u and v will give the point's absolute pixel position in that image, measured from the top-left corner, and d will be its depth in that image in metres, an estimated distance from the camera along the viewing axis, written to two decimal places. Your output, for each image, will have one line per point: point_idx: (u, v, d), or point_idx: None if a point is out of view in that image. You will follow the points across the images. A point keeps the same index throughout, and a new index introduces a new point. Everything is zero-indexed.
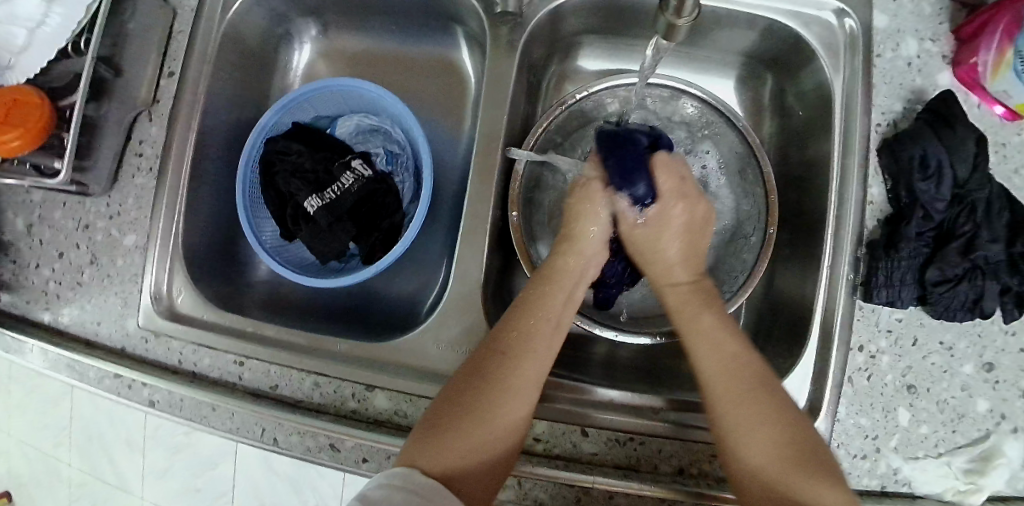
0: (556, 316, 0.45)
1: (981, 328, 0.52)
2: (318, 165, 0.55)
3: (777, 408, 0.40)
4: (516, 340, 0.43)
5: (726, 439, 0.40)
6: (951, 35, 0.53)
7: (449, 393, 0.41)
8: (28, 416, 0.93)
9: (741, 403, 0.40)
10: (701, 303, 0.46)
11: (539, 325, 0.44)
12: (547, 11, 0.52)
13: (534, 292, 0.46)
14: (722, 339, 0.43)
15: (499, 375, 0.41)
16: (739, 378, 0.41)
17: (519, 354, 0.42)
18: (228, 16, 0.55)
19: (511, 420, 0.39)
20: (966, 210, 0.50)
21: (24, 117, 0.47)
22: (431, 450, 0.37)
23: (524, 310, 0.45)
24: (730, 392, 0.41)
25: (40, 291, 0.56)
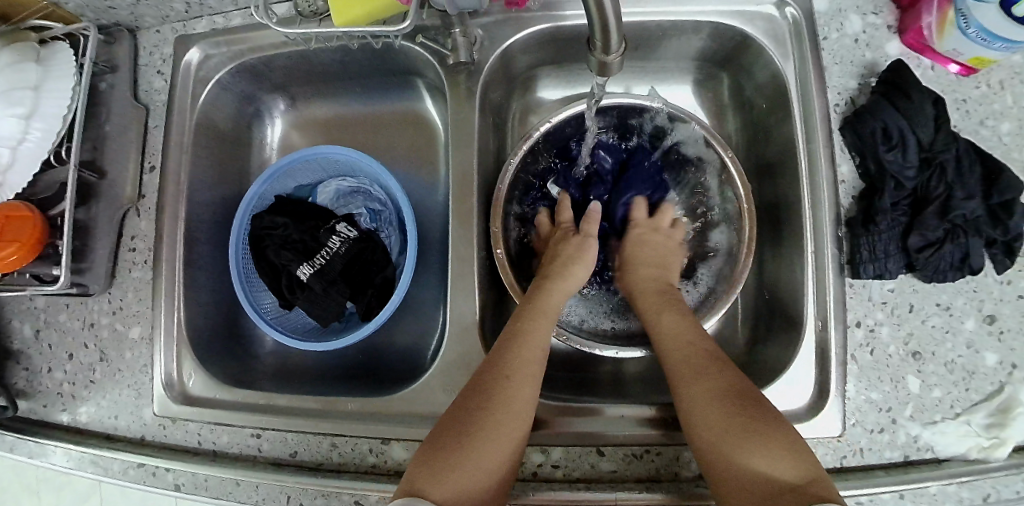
0: (546, 348, 0.47)
1: (975, 283, 0.52)
2: (305, 234, 0.57)
3: (725, 381, 0.43)
4: (513, 364, 0.45)
5: (682, 401, 0.44)
6: (892, 6, 0.55)
7: (456, 413, 0.42)
8: None
9: (699, 384, 0.44)
10: (661, 308, 0.52)
11: (535, 354, 0.46)
12: (498, 51, 0.54)
13: (516, 325, 0.48)
14: (678, 325, 0.49)
15: (488, 402, 0.42)
16: (696, 359, 0.46)
17: (518, 381, 0.44)
18: (198, 105, 0.58)
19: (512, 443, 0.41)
20: (936, 172, 0.51)
21: (16, 232, 0.48)
22: (439, 470, 0.39)
23: (521, 339, 0.47)
24: (686, 361, 0.46)
25: (55, 394, 0.57)
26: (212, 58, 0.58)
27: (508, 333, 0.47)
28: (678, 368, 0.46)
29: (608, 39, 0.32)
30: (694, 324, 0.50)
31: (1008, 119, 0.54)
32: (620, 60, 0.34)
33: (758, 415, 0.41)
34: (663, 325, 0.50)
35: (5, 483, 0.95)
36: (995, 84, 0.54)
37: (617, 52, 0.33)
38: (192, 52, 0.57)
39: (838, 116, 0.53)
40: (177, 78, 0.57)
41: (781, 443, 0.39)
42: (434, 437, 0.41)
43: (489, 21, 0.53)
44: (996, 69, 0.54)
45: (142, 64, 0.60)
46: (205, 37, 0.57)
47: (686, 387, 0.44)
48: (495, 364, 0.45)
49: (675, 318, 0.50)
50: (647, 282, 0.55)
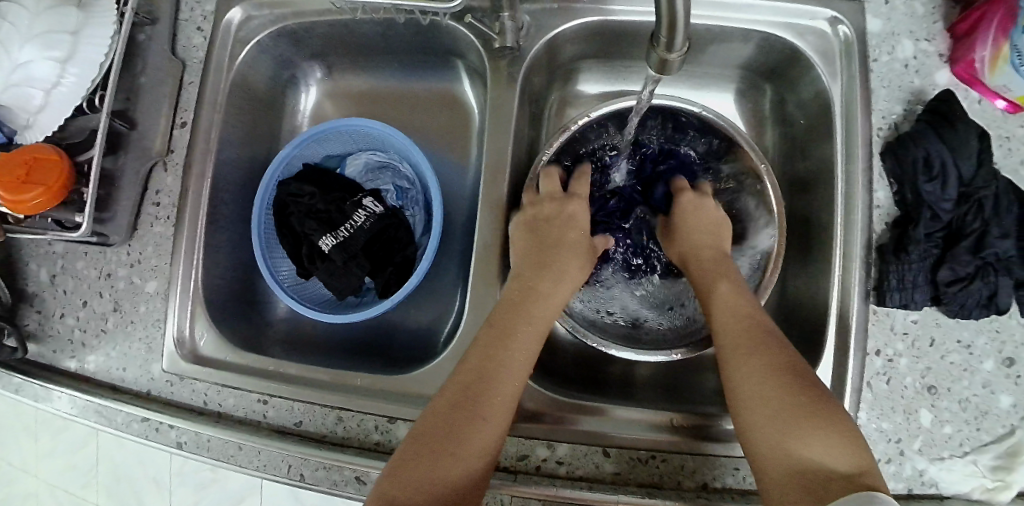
0: (528, 338, 0.45)
1: (998, 323, 0.52)
2: (330, 205, 0.57)
3: (771, 352, 0.43)
4: (484, 359, 0.43)
5: (739, 383, 0.42)
6: (946, 34, 0.54)
7: (427, 419, 0.40)
8: (58, 456, 0.95)
9: (732, 339, 0.45)
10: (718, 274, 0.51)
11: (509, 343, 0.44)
12: (544, 41, 0.53)
13: (497, 325, 0.44)
14: (732, 296, 0.48)
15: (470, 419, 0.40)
16: (750, 335, 0.44)
17: (488, 379, 0.42)
18: (235, 65, 0.57)
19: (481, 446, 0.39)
20: (974, 208, 0.49)
21: (44, 176, 0.47)
22: (401, 482, 0.37)
23: (499, 329, 0.44)
24: (739, 338, 0.44)
25: (66, 339, 0.57)
26: (254, 20, 0.57)
27: (492, 329, 0.44)
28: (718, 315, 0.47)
29: (674, 36, 0.31)
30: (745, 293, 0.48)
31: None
32: (680, 60, 0.34)
33: (819, 401, 0.39)
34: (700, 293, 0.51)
35: (10, 421, 0.97)
36: None
37: (680, 52, 0.32)
38: (233, 11, 0.57)
39: (880, 140, 0.53)
40: (217, 36, 0.57)
41: (839, 437, 0.37)
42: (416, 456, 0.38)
43: (537, 9, 0.52)
44: None
45: (183, 19, 0.59)
46: None
47: (714, 299, 0.49)
48: (477, 372, 0.42)
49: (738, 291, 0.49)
50: (704, 244, 0.54)
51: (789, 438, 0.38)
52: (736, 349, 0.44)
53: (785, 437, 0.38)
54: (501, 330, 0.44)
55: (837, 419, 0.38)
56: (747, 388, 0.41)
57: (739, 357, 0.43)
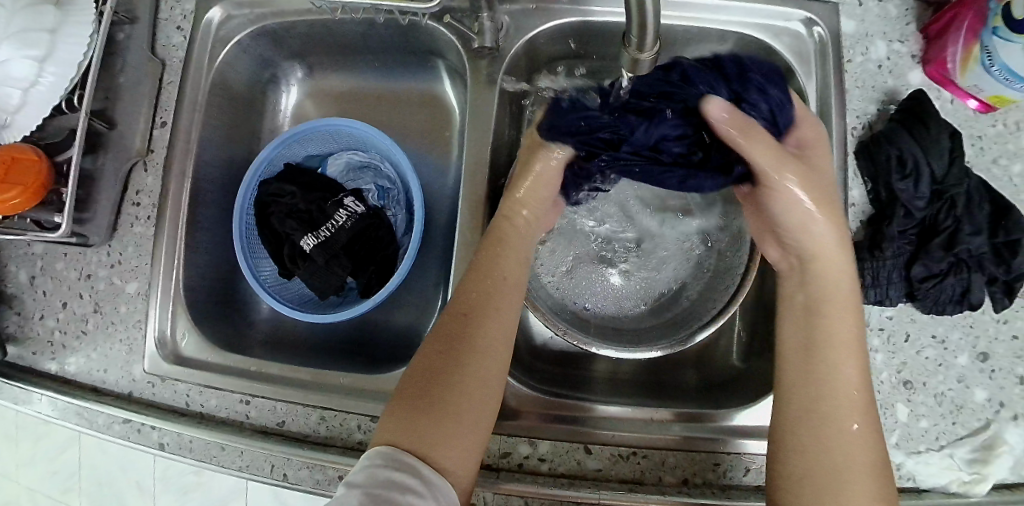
0: (514, 276, 0.48)
1: (972, 319, 0.53)
2: (312, 204, 0.57)
3: (868, 429, 0.40)
4: (472, 301, 0.45)
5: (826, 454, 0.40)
6: (919, 35, 0.55)
7: (421, 363, 0.43)
8: (39, 461, 0.94)
9: (834, 403, 0.41)
10: (847, 311, 0.44)
11: (496, 284, 0.47)
12: (523, 41, 0.54)
13: (475, 276, 0.47)
14: (850, 342, 0.43)
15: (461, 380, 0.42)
16: (860, 406, 0.41)
17: (480, 320, 0.44)
18: (216, 64, 0.57)
19: (482, 383, 0.42)
20: (946, 205, 0.50)
21: (21, 175, 0.47)
22: (409, 427, 0.40)
23: (483, 272, 0.47)
24: (851, 405, 0.41)
25: (45, 341, 0.56)
26: (234, 19, 0.57)
27: (476, 270, 0.47)
28: (830, 369, 0.42)
29: (643, 35, 0.32)
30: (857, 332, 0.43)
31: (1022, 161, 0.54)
32: (650, 59, 0.35)
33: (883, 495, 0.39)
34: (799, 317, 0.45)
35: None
36: (1012, 124, 0.54)
37: (651, 52, 0.33)
38: (213, 11, 0.57)
39: (854, 139, 0.54)
40: (197, 36, 0.57)
41: None
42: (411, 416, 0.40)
43: (517, 10, 0.54)
44: (1013, 109, 0.54)
45: (162, 19, 0.59)
46: None
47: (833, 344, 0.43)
48: (456, 328, 0.44)
49: (856, 337, 0.43)
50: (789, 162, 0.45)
51: None
52: (841, 422, 0.40)
53: None
54: (480, 289, 0.46)
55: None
56: (837, 469, 0.39)
57: (845, 431, 0.40)
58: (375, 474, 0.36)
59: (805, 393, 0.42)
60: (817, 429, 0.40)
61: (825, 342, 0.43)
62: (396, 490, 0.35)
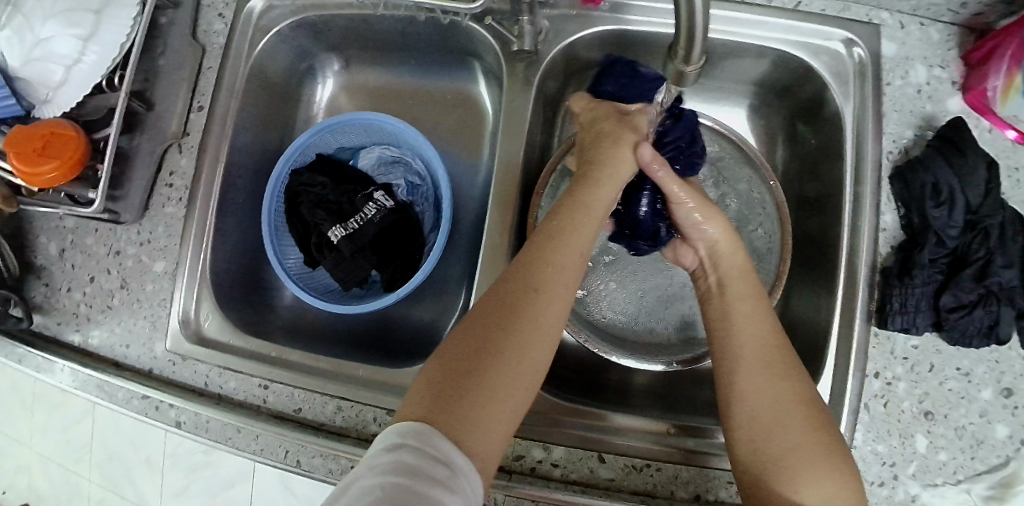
0: (582, 252, 0.44)
1: (998, 354, 0.52)
2: (342, 196, 0.58)
3: (804, 403, 0.39)
4: (540, 270, 0.41)
5: (753, 414, 0.40)
6: (960, 62, 0.54)
7: (466, 330, 0.38)
8: (54, 430, 0.96)
9: (785, 412, 0.39)
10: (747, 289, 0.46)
11: (560, 257, 0.42)
12: (559, 47, 0.55)
13: (540, 244, 0.43)
14: (754, 314, 0.44)
15: (503, 348, 0.37)
16: (777, 363, 0.41)
17: (541, 291, 0.40)
18: (255, 52, 0.58)
19: (531, 357, 0.38)
20: (979, 237, 0.49)
21: (61, 150, 0.47)
22: (447, 396, 0.34)
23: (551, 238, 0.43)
24: (762, 362, 0.41)
25: (71, 313, 0.57)
26: (276, 9, 0.58)
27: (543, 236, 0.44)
28: (727, 333, 0.44)
29: (691, 48, 0.31)
30: (782, 343, 0.43)
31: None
32: (696, 71, 0.34)
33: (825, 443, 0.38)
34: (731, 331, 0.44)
35: (7, 393, 0.98)
36: None
37: (697, 64, 0.33)
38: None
39: (890, 164, 0.52)
40: (239, 23, 0.57)
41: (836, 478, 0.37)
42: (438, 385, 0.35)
43: (556, 14, 0.54)
44: None
45: (205, 4, 0.59)
46: None
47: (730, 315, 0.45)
48: (514, 294, 0.40)
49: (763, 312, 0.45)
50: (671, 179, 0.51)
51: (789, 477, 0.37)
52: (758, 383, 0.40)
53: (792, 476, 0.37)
54: (546, 254, 0.42)
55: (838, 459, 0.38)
56: (767, 428, 0.39)
57: (768, 390, 0.40)
58: (410, 462, 0.29)
59: (756, 408, 0.39)
60: (740, 393, 0.41)
61: (730, 315, 0.45)
62: (435, 483, 0.28)
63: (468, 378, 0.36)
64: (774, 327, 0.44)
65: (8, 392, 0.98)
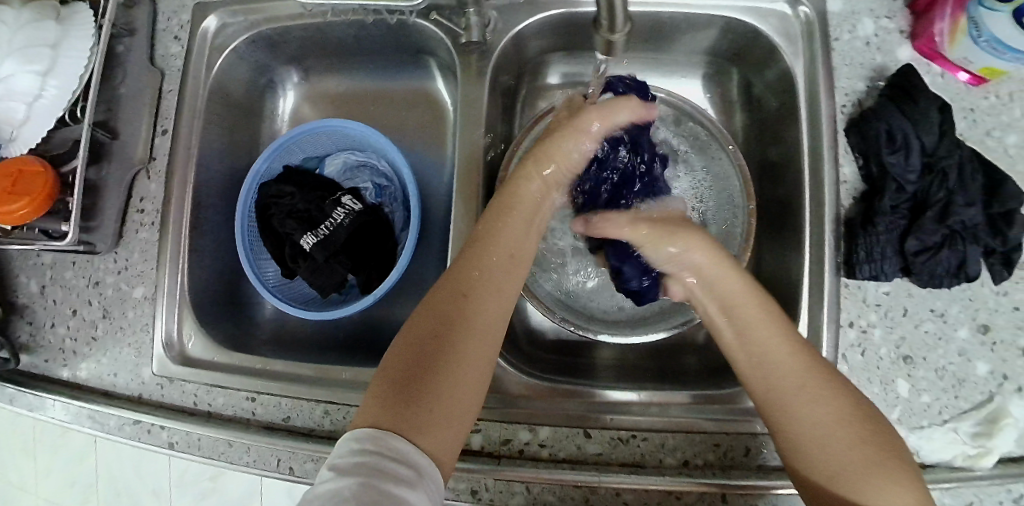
0: (515, 250, 0.46)
1: (971, 292, 0.53)
2: (311, 204, 0.59)
3: (845, 419, 0.37)
4: (474, 275, 0.44)
5: (796, 447, 0.38)
6: (906, 11, 0.55)
7: (406, 345, 0.41)
8: (60, 471, 0.97)
9: (832, 439, 0.37)
10: (757, 304, 0.43)
11: (498, 259, 0.45)
12: (508, 37, 0.56)
13: (473, 250, 0.45)
14: (766, 331, 0.42)
15: (450, 356, 0.40)
16: (805, 386, 0.39)
17: (475, 296, 0.43)
18: (213, 72, 0.59)
19: (471, 357, 0.40)
20: (937, 179, 0.49)
21: (29, 185, 0.48)
22: (392, 408, 0.37)
23: (483, 241, 0.46)
24: (790, 388, 0.39)
25: (58, 349, 0.57)
26: (230, 27, 0.59)
27: (474, 243, 0.46)
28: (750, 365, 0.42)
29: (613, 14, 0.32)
30: (810, 358, 0.40)
31: (1016, 132, 0.54)
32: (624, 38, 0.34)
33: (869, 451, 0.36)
34: (755, 346, 0.42)
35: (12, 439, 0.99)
36: (1006, 95, 0.54)
37: (623, 30, 0.33)
38: (209, 19, 0.58)
39: (845, 118, 0.53)
40: (195, 44, 0.58)
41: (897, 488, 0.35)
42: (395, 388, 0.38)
43: (504, 5, 0.56)
44: (1006, 81, 0.54)
45: (160, 30, 0.60)
46: (223, 5, 0.58)
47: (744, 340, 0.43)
48: (453, 303, 0.42)
49: (776, 328, 0.42)
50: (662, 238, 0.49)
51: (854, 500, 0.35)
52: (794, 412, 0.38)
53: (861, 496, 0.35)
54: (478, 257, 0.45)
55: (892, 469, 0.36)
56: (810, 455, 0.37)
57: (801, 423, 0.38)
58: (364, 464, 0.33)
59: (801, 432, 0.38)
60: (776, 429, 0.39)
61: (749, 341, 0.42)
62: (388, 480, 0.32)
63: (424, 386, 0.38)
64: (796, 344, 0.41)
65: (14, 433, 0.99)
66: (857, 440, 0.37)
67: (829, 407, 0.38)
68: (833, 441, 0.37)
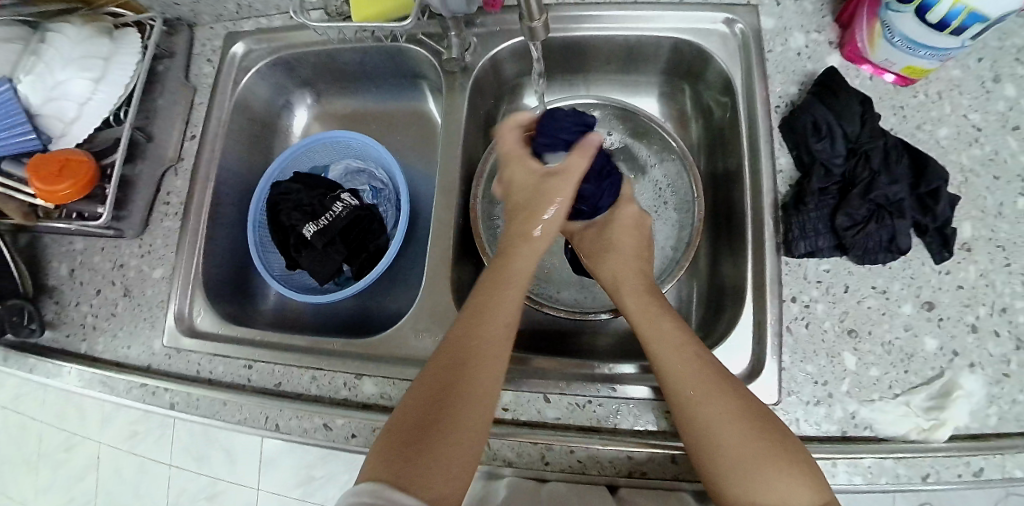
0: (511, 319, 0.49)
1: (910, 269, 0.53)
2: (314, 199, 0.66)
3: (745, 413, 0.44)
4: (470, 342, 0.47)
5: (705, 438, 0.44)
6: (833, 24, 0.61)
7: (413, 405, 0.44)
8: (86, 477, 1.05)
9: (733, 427, 0.43)
10: (652, 316, 0.51)
11: (491, 326, 0.48)
12: (487, 59, 0.64)
13: (470, 317, 0.49)
14: (676, 342, 0.49)
15: (450, 415, 0.43)
16: (709, 384, 0.45)
17: (472, 361, 0.46)
18: (238, 89, 0.69)
19: (472, 420, 0.43)
20: (862, 160, 0.54)
21: (74, 172, 0.56)
22: (399, 466, 0.39)
23: (481, 310, 0.49)
24: (699, 386, 0.45)
25: (79, 324, 0.63)
26: (254, 52, 0.69)
27: (474, 309, 0.49)
28: (664, 374, 0.47)
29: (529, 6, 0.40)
30: (708, 360, 0.47)
31: (947, 126, 0.56)
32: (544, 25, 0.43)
33: (769, 436, 0.43)
34: (671, 353, 0.48)
35: (42, 447, 1.07)
36: (934, 94, 0.57)
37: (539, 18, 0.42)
38: (237, 46, 0.69)
39: (778, 116, 0.59)
40: (225, 65, 0.69)
41: (791, 469, 0.41)
42: (402, 431, 0.42)
43: (484, 33, 0.64)
44: (933, 81, 0.57)
45: (195, 53, 0.71)
46: (250, 34, 0.69)
47: (654, 349, 0.49)
48: (452, 368, 0.45)
49: (679, 340, 0.49)
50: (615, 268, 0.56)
51: (756, 480, 0.41)
52: (703, 408, 0.44)
53: (762, 479, 0.41)
54: (473, 325, 0.48)
55: (789, 452, 0.42)
56: (719, 446, 0.43)
57: (708, 417, 0.44)
58: None
59: (709, 425, 0.44)
60: (688, 426, 0.45)
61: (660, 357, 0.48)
62: None
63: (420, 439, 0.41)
64: (698, 352, 0.48)
65: (43, 437, 1.06)
66: (758, 430, 0.43)
67: (712, 411, 0.44)
68: (712, 443, 0.43)
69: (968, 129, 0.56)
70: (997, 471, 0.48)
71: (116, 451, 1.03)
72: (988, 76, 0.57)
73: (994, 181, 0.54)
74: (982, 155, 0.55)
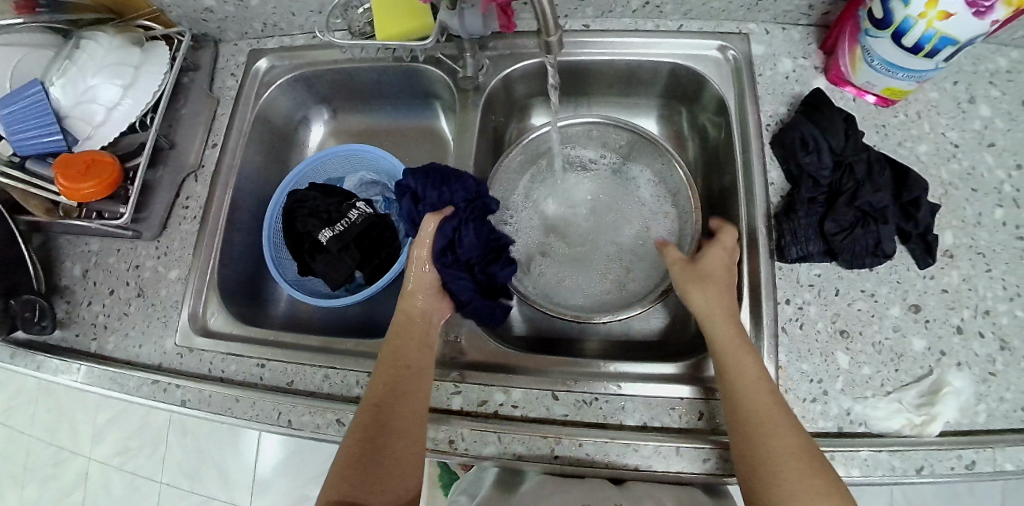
0: (421, 360, 0.54)
1: (898, 274, 0.57)
2: (331, 206, 0.68)
3: (804, 455, 0.44)
4: (391, 385, 0.51)
5: (762, 474, 0.44)
6: (819, 51, 0.66)
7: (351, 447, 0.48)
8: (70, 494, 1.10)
9: (790, 467, 0.43)
10: (739, 349, 0.50)
11: (408, 368, 0.53)
12: (499, 78, 0.68)
13: (387, 360, 0.53)
14: (754, 377, 0.48)
15: (381, 452, 0.48)
16: (776, 423, 0.46)
17: (394, 402, 0.50)
18: (260, 102, 0.72)
19: (402, 454, 0.49)
20: (846, 172, 0.59)
21: (100, 172, 0.58)
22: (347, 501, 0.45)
23: (394, 354, 0.54)
24: (765, 424, 0.45)
25: (90, 324, 0.64)
26: (276, 68, 0.73)
27: (387, 354, 0.54)
28: (734, 405, 0.47)
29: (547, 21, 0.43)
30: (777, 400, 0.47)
31: (926, 142, 0.60)
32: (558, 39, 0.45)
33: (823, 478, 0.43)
34: (746, 386, 0.48)
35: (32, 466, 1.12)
36: (913, 113, 0.62)
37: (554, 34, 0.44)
38: (261, 62, 0.73)
39: (770, 133, 0.63)
40: (249, 79, 0.72)
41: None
42: (346, 469, 0.47)
43: (495, 55, 0.69)
44: (913, 102, 0.62)
45: (219, 68, 0.74)
46: (275, 52, 0.73)
47: (733, 380, 0.48)
48: (381, 409, 0.50)
49: (758, 376, 0.48)
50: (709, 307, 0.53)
51: None
52: (768, 445, 0.45)
53: None
54: (389, 369, 0.52)
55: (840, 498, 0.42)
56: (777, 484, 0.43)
57: (773, 453, 0.44)
58: None
59: (769, 462, 0.44)
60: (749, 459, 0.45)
61: (736, 387, 0.48)
62: None
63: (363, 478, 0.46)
64: (770, 391, 0.48)
65: (33, 458, 1.12)
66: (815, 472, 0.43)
67: (783, 452, 0.44)
68: (773, 483, 0.43)
69: (946, 145, 0.60)
70: (988, 464, 0.50)
71: (105, 466, 1.09)
72: (963, 98, 0.62)
73: (971, 193, 0.58)
74: (960, 170, 0.59)
